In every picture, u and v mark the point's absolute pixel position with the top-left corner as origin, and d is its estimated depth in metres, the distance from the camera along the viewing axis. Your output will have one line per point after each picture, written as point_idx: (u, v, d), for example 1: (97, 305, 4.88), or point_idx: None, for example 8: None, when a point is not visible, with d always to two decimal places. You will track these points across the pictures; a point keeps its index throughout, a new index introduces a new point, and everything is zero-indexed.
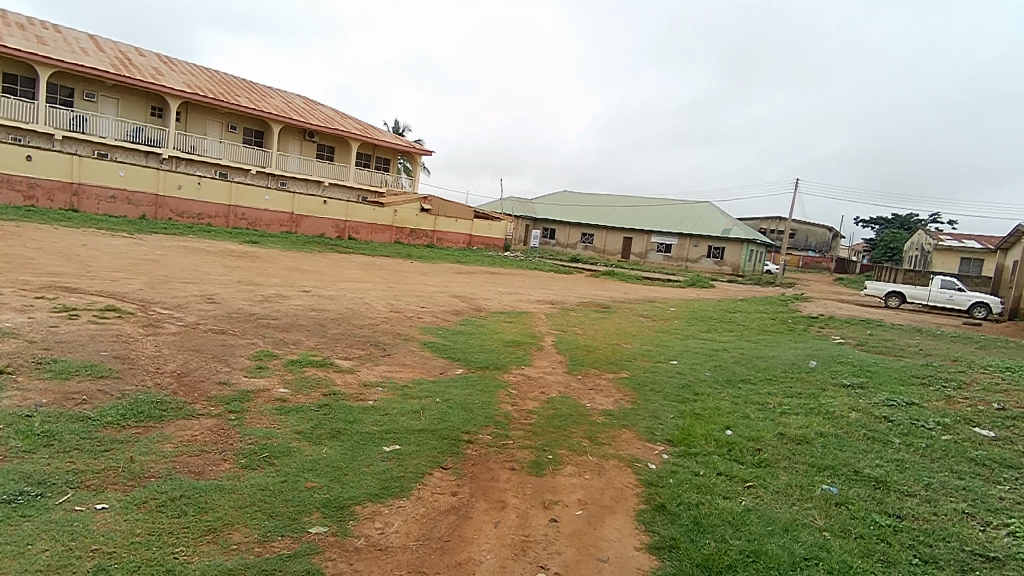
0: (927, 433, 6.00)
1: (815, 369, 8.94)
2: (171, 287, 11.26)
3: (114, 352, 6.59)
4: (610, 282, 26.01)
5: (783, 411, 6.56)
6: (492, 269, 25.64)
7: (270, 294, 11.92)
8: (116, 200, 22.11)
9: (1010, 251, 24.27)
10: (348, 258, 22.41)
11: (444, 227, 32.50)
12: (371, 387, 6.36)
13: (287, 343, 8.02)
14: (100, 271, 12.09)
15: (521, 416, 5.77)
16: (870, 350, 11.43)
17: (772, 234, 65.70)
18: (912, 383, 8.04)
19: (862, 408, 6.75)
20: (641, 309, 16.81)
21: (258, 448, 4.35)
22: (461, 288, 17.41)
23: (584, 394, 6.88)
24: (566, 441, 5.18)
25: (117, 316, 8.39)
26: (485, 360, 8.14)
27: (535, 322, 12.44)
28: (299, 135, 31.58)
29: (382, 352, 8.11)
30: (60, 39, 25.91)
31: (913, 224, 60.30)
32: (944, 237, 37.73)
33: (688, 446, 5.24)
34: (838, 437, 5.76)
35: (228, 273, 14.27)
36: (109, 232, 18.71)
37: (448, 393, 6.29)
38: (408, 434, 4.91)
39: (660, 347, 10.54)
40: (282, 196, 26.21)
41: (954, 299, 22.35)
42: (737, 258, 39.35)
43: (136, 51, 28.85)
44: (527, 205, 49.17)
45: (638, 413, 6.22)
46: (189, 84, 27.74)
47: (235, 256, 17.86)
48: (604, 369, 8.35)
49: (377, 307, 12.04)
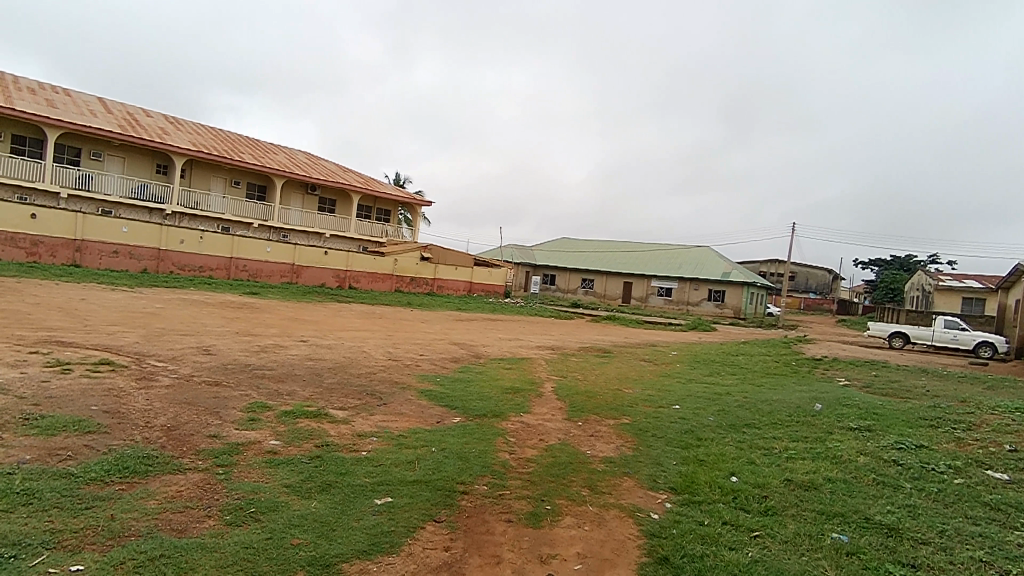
0: (938, 477, 5.82)
1: (820, 412, 8.75)
2: (168, 340, 11.23)
3: (104, 407, 6.47)
4: (610, 327, 25.94)
5: (789, 455, 6.38)
6: (492, 315, 25.62)
7: (267, 345, 11.83)
8: (118, 255, 22.36)
9: (1011, 290, 24.34)
10: (348, 307, 22.45)
11: (444, 275, 32.59)
12: (365, 437, 6.21)
13: (281, 394, 7.88)
14: (97, 325, 12.08)
15: (519, 465, 5.61)
16: (876, 392, 11.27)
17: (772, 277, 66.04)
18: (920, 425, 7.85)
19: (870, 452, 6.57)
20: (642, 353, 16.69)
21: (245, 504, 4.20)
22: (461, 335, 17.36)
23: (584, 441, 6.69)
24: (565, 491, 4.99)
25: (110, 370, 8.30)
26: (483, 408, 7.97)
27: (534, 368, 12.27)
28: (301, 189, 32.15)
29: (378, 402, 7.95)
30: (69, 102, 26.77)
31: (913, 265, 60.61)
32: (944, 278, 37.86)
33: (692, 494, 5.06)
34: (846, 482, 5.57)
35: (226, 324, 14.25)
36: (109, 286, 18.82)
37: (444, 443, 6.12)
38: (401, 485, 4.74)
39: (662, 392, 10.30)
40: (283, 247, 26.45)
41: (959, 338, 22.17)
42: (738, 301, 39.23)
43: (143, 112, 29.78)
44: (527, 253, 49.64)
45: (640, 460, 6.03)
46: (194, 142, 28.44)
47: (235, 307, 17.92)
48: (605, 415, 8.13)
49: (375, 356, 11.89)
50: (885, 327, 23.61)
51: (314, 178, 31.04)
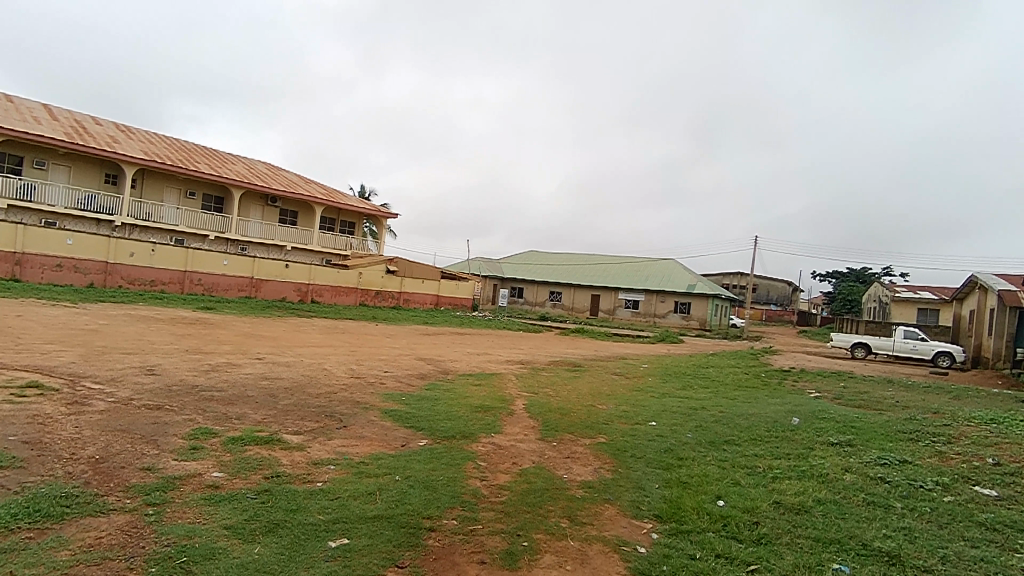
0: (928, 495, 5.58)
1: (798, 426, 8.52)
2: (108, 359, 10.37)
3: (24, 437, 5.73)
4: (579, 340, 25.67)
5: (775, 475, 6.07)
6: (459, 329, 25.06)
7: (218, 364, 11.04)
8: (62, 269, 21.10)
9: (965, 300, 25.08)
10: (309, 322, 21.62)
11: (411, 288, 31.90)
12: (321, 466, 5.65)
13: (230, 418, 7.21)
14: (30, 343, 11.12)
15: (492, 494, 5.14)
16: (848, 403, 11.17)
17: (735, 288, 67.23)
18: (899, 438, 7.67)
19: (856, 469, 6.32)
20: (612, 366, 16.42)
21: (175, 552, 3.62)
22: (427, 350, 16.79)
23: (559, 464, 6.27)
24: (542, 523, 4.54)
25: (37, 394, 7.50)
26: (451, 429, 7.45)
27: (504, 384, 11.79)
28: (261, 200, 31.11)
29: (338, 424, 7.37)
30: (11, 108, 25.36)
31: (868, 277, 62.52)
32: (900, 290, 38.93)
33: (680, 522, 4.68)
34: (837, 503, 5.28)
35: (175, 341, 13.35)
36: (50, 302, 17.66)
37: (409, 470, 5.61)
38: (359, 523, 4.22)
39: (637, 408, 9.94)
40: (241, 260, 25.40)
41: (918, 348, 22.60)
42: (704, 312, 39.57)
43: (92, 120, 28.45)
44: (494, 265, 49.33)
45: (620, 484, 5.64)
46: (146, 151, 27.21)
47: (186, 323, 16.96)
48: (580, 434, 7.72)
49: (336, 374, 11.23)
50: (847, 338, 23.95)
51: (274, 190, 30.08)
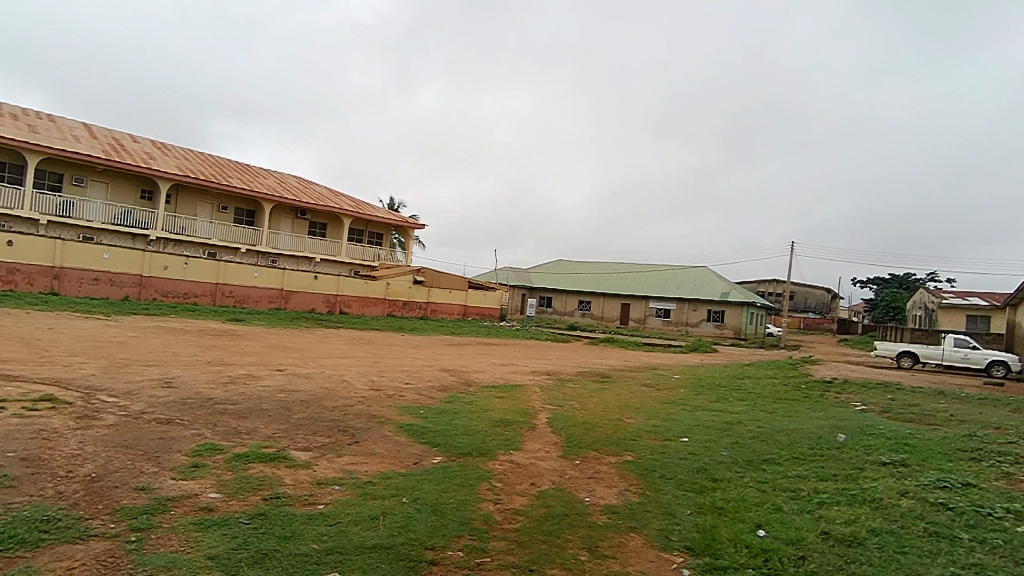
0: (1001, 525, 4.90)
1: (845, 443, 7.83)
2: (129, 372, 10.27)
3: (23, 453, 5.54)
4: (608, 350, 24.99)
5: (822, 500, 5.47)
6: (485, 339, 24.66)
7: (237, 376, 10.86)
8: (98, 282, 21.51)
9: (1019, 306, 23.65)
10: (335, 333, 21.53)
11: (438, 298, 31.72)
12: (325, 486, 5.30)
13: (239, 434, 6.94)
14: (55, 356, 11.13)
15: (505, 519, 4.70)
16: (898, 417, 10.35)
17: (770, 296, 65.32)
18: (959, 458, 6.96)
19: (913, 494, 5.67)
20: (643, 377, 15.77)
21: None
22: (451, 361, 16.42)
23: (581, 486, 5.79)
24: (558, 556, 4.08)
25: (49, 408, 7.37)
26: (467, 445, 7.04)
27: (527, 397, 11.31)
28: (291, 213, 31.47)
29: (349, 440, 7.03)
30: (53, 128, 26.20)
31: (913, 283, 60.03)
32: (947, 296, 37.07)
33: (714, 557, 4.16)
34: (895, 534, 4.67)
35: (198, 353, 13.27)
36: (84, 314, 17.95)
37: (418, 492, 5.20)
38: (355, 554, 3.82)
39: (669, 423, 9.34)
40: (270, 273, 25.59)
41: (970, 356, 21.25)
42: (738, 321, 38.41)
43: (130, 138, 29.23)
44: (523, 275, 48.94)
45: (648, 510, 5.12)
46: (180, 167, 27.79)
47: (213, 335, 16.98)
48: (605, 451, 7.20)
49: (355, 386, 10.95)
50: (892, 347, 22.72)
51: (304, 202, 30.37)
